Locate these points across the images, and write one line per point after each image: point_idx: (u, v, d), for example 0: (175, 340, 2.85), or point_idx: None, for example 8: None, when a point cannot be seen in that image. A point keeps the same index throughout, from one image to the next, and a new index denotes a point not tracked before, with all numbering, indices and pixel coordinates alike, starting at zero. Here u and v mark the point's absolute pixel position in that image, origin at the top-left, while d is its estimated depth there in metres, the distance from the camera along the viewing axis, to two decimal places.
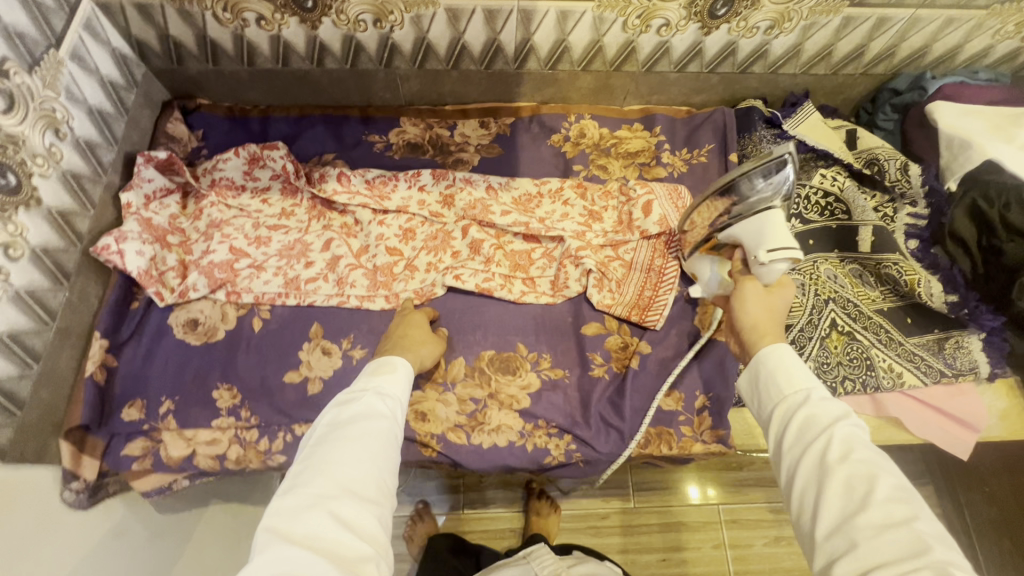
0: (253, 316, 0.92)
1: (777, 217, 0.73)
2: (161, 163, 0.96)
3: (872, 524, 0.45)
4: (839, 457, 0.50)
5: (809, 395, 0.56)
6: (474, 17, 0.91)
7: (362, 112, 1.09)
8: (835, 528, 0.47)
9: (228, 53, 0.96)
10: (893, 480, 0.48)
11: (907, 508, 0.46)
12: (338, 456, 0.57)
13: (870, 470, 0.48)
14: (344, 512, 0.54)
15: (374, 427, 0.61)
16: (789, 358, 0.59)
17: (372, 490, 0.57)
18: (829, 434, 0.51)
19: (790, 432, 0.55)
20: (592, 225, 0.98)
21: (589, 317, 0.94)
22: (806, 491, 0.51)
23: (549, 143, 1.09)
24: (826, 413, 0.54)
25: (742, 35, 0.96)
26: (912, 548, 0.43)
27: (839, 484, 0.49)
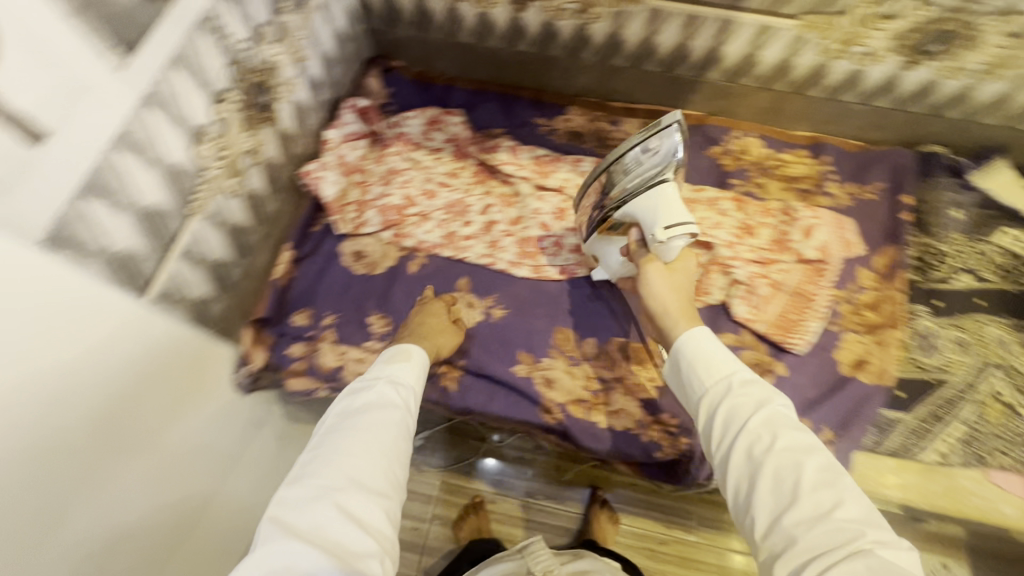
0: (411, 260, 1.00)
1: (670, 188, 0.75)
2: (360, 110, 1.08)
3: (806, 510, 0.50)
4: (767, 448, 0.54)
5: (732, 380, 0.61)
6: (674, 20, 0.94)
7: (534, 96, 1.16)
8: (768, 507, 0.52)
9: (436, 24, 1.07)
10: (824, 464, 0.52)
11: (833, 492, 0.50)
12: (350, 444, 0.61)
13: (795, 455, 0.53)
14: (349, 501, 0.56)
15: (389, 421, 0.65)
16: (705, 343, 0.65)
17: (378, 479, 0.59)
18: (756, 422, 0.56)
19: (715, 419, 0.60)
20: (745, 238, 0.97)
21: (725, 328, 0.93)
22: (740, 481, 0.55)
23: (708, 153, 1.09)
24: (748, 400, 0.58)
25: (946, 76, 0.93)
26: (847, 534, 0.47)
27: (770, 474, 0.53)
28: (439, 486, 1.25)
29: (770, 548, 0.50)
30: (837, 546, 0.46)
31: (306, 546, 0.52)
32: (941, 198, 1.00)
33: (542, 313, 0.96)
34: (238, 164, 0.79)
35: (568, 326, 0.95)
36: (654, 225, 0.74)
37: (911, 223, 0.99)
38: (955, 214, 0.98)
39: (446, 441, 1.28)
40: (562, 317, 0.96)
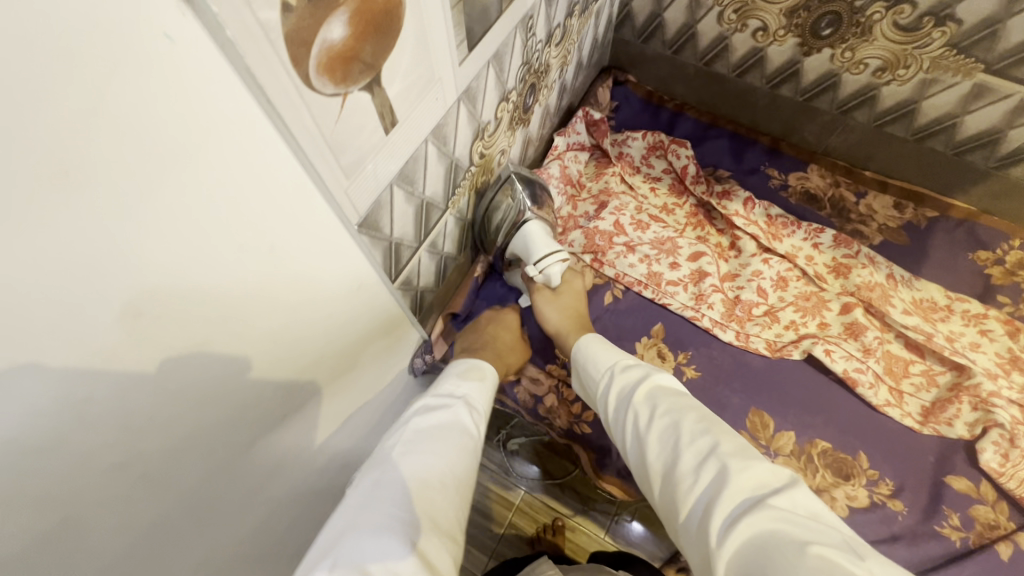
0: (608, 290, 0.94)
1: (536, 228, 0.81)
2: (589, 121, 1.04)
3: (689, 460, 0.52)
4: (649, 416, 0.58)
5: (612, 369, 0.65)
6: (1001, 102, 0.80)
7: (772, 143, 1.05)
8: (658, 459, 0.55)
9: (698, 48, 1.00)
10: (690, 416, 0.55)
11: (709, 436, 0.52)
12: (429, 475, 0.53)
13: (672, 412, 0.56)
14: (425, 536, 0.47)
15: (455, 445, 0.57)
16: (601, 340, 0.71)
17: (446, 522, 0.50)
18: (638, 395, 0.60)
19: (612, 401, 0.63)
20: (1011, 372, 0.82)
21: (961, 469, 0.79)
22: (639, 454, 0.58)
23: (972, 256, 0.93)
24: (629, 376, 0.63)
25: None
26: (723, 473, 0.49)
27: (659, 437, 0.56)
28: (522, 497, 1.19)
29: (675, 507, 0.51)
30: (747, 500, 0.47)
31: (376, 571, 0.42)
32: None
33: (741, 388, 0.86)
34: (492, 162, 0.78)
35: (766, 412, 0.84)
36: (529, 258, 0.81)
37: None
38: None
39: (537, 454, 1.22)
40: (762, 399, 0.86)
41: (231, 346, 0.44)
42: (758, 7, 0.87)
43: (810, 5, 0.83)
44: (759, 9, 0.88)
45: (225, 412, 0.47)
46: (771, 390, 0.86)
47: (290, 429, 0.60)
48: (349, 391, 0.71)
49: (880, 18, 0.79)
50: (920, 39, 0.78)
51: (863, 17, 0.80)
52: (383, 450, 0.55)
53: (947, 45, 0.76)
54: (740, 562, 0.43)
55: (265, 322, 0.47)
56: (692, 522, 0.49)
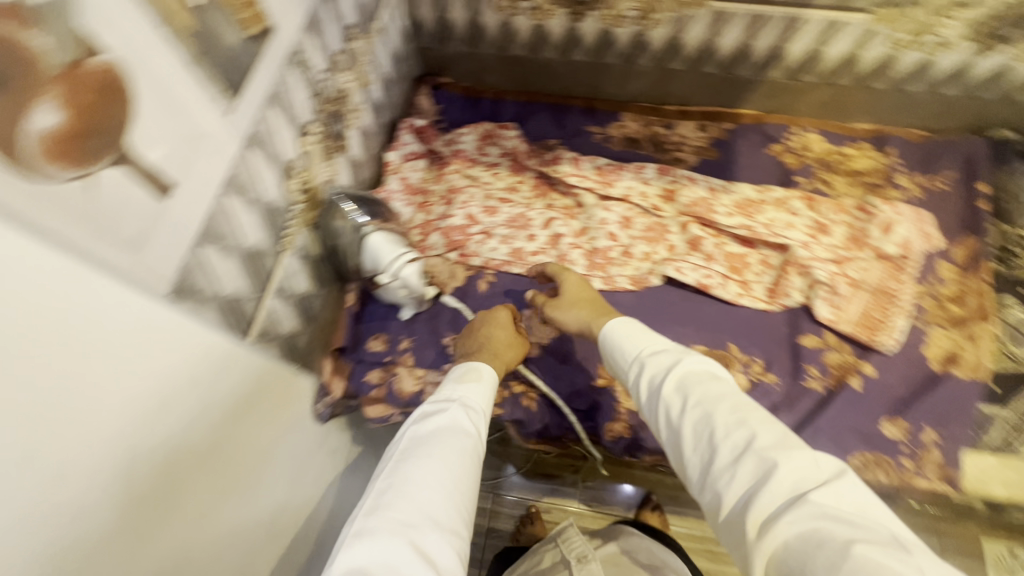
0: (479, 278, 0.99)
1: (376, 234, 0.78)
2: (417, 130, 1.09)
3: (724, 457, 0.49)
4: (681, 409, 0.55)
5: (642, 360, 0.62)
6: (737, 21, 0.93)
7: (586, 104, 1.16)
8: (692, 452, 0.53)
9: (489, 39, 1.06)
10: (727, 407, 0.52)
11: (745, 429, 0.49)
12: (430, 477, 0.54)
13: (706, 403, 0.53)
14: (425, 541, 0.49)
15: (456, 443, 0.58)
16: (637, 328, 0.67)
17: (452, 518, 0.52)
18: (669, 388, 0.57)
19: (642, 391, 0.60)
20: (820, 237, 0.96)
21: (807, 329, 0.92)
22: (670, 444, 0.56)
23: (769, 152, 1.09)
24: (659, 365, 0.60)
25: (1021, 61, 0.91)
26: (763, 469, 0.46)
27: (692, 430, 0.53)
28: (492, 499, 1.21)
29: (710, 501, 0.49)
30: (786, 498, 0.45)
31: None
32: (1016, 185, 0.96)
33: None
34: (319, 196, 0.78)
35: (645, 337, 0.93)
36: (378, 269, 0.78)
37: (987, 212, 0.97)
38: None
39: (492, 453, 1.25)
40: (640, 327, 0.94)
41: (80, 453, 0.43)
42: None
43: None
44: None
45: (109, 516, 0.46)
46: (645, 317, 0.95)
47: (212, 502, 0.59)
48: (260, 464, 0.69)
49: None
50: None
51: None
52: (383, 466, 0.57)
53: None
54: (785, 563, 0.42)
55: (106, 418, 0.45)
56: (731, 516, 0.47)
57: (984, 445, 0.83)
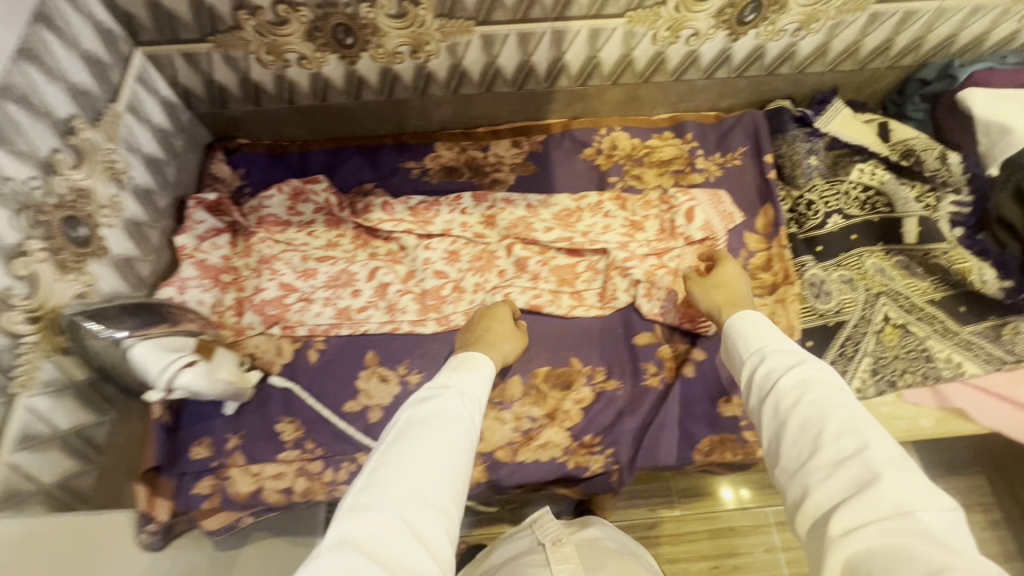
0: (309, 348, 0.94)
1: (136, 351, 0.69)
2: (211, 204, 0.99)
3: (828, 458, 0.52)
4: (793, 402, 0.58)
5: (769, 355, 0.65)
6: (508, 41, 0.92)
7: (396, 140, 1.12)
8: (795, 450, 0.56)
9: (269, 94, 0.99)
10: (846, 409, 0.55)
11: (857, 440, 0.52)
12: (418, 453, 0.56)
13: (823, 404, 0.56)
14: (416, 519, 0.51)
15: (446, 424, 0.60)
16: (760, 324, 0.71)
17: (441, 495, 0.55)
18: (790, 385, 0.60)
19: (760, 378, 0.64)
20: (634, 234, 0.99)
21: (640, 327, 0.94)
22: (774, 439, 0.59)
23: (582, 157, 1.10)
24: (781, 362, 0.63)
25: (770, 39, 0.97)
26: (865, 478, 0.48)
27: (799, 427, 0.56)
28: None
29: (797, 495, 0.53)
30: (876, 511, 0.46)
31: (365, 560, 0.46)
32: (796, 149, 1.03)
33: None
34: (61, 321, 0.69)
35: None
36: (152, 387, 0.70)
37: (777, 179, 1.03)
38: (811, 162, 1.02)
39: None
40: None
41: None
42: (282, 42, 0.88)
43: (318, 24, 0.86)
44: (286, 43, 0.89)
45: None
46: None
47: None
48: None
49: (374, 14, 0.85)
50: (417, 19, 0.86)
51: (363, 19, 0.85)
52: (380, 443, 0.59)
53: (437, 16, 0.86)
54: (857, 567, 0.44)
55: None
56: (812, 521, 0.51)
57: None
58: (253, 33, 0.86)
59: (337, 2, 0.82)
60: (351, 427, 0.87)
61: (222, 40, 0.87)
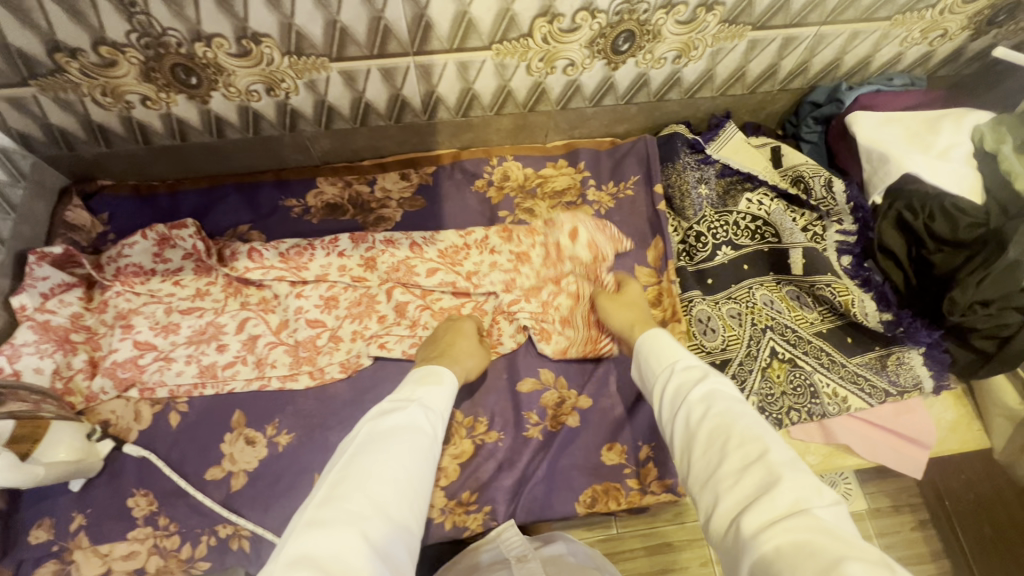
0: (169, 412, 0.87)
1: None
2: (59, 257, 0.91)
3: (734, 465, 0.55)
4: (702, 415, 0.61)
5: (676, 367, 0.68)
6: (371, 76, 0.86)
7: (276, 176, 1.05)
8: (702, 458, 0.59)
9: (119, 135, 0.91)
10: (747, 418, 0.59)
11: (759, 446, 0.55)
12: (377, 470, 0.59)
13: (729, 414, 0.59)
14: (374, 531, 0.54)
15: (403, 442, 0.63)
16: (660, 339, 0.73)
17: (393, 512, 0.58)
18: (697, 398, 0.63)
19: (667, 393, 0.67)
20: (518, 271, 0.95)
21: (524, 373, 0.90)
22: (684, 451, 0.62)
23: (473, 189, 1.05)
24: (690, 376, 0.66)
25: (651, 67, 0.93)
26: (768, 481, 0.51)
27: (708, 437, 0.59)
28: None
29: (708, 503, 0.55)
30: (776, 507, 0.49)
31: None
32: (685, 179, 1.00)
33: (331, 424, 0.87)
34: None
35: None
36: None
37: (667, 210, 1.01)
38: (702, 191, 1.00)
39: None
40: (356, 419, 0.87)
41: None
42: (118, 83, 0.81)
43: (152, 65, 0.78)
44: (122, 84, 0.81)
45: None
46: (360, 405, 0.88)
47: None
48: None
49: (212, 54, 0.78)
50: (263, 57, 0.80)
51: (202, 58, 0.78)
52: (331, 465, 0.61)
53: (284, 54, 0.79)
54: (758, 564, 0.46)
55: None
56: (717, 525, 0.53)
57: None
58: (80, 76, 0.78)
59: (166, 43, 0.75)
60: (209, 498, 0.81)
61: (46, 83, 0.79)
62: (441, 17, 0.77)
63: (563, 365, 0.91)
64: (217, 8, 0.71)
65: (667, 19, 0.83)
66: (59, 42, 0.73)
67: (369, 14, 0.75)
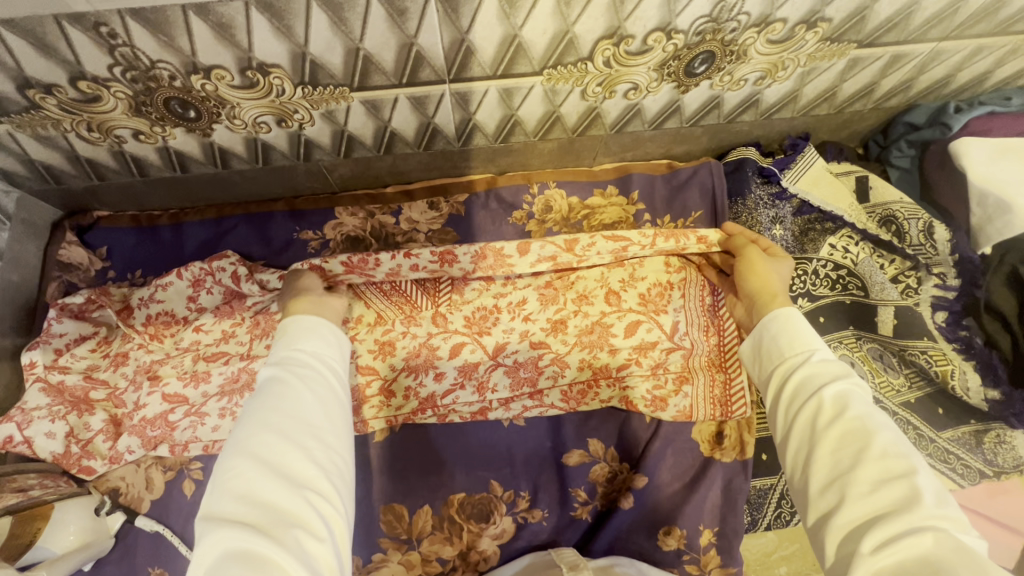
0: (184, 478, 0.80)
1: None
2: (77, 309, 0.84)
3: (870, 475, 0.44)
4: (833, 417, 0.49)
5: (809, 360, 0.55)
6: (399, 105, 0.73)
7: (289, 205, 0.93)
8: (822, 461, 0.47)
9: (111, 168, 0.80)
10: (889, 426, 0.47)
11: (905, 461, 0.44)
12: (274, 409, 0.51)
13: (864, 421, 0.47)
14: (284, 465, 0.47)
15: (298, 382, 0.55)
16: (796, 326, 0.59)
17: (304, 430, 0.51)
18: (827, 398, 0.50)
19: (788, 386, 0.55)
20: (590, 307, 0.84)
21: (571, 443, 0.81)
22: (800, 450, 0.50)
23: (510, 221, 0.93)
24: (827, 372, 0.53)
25: (728, 89, 0.78)
26: (907, 498, 0.41)
27: (836, 440, 0.48)
28: None
29: (825, 507, 0.45)
30: (917, 522, 0.39)
31: (247, 527, 0.42)
32: (758, 218, 0.88)
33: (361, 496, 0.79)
34: None
35: (395, 501, 0.78)
36: None
37: None
38: (776, 234, 0.87)
39: None
40: (388, 491, 0.79)
41: None
42: (104, 118, 0.69)
43: (142, 99, 0.66)
44: (110, 119, 0.69)
45: None
46: (421, 470, 0.80)
47: None
48: None
49: (213, 86, 0.65)
50: (271, 89, 0.67)
51: (200, 91, 0.66)
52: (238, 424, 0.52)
53: (297, 85, 0.67)
54: None
55: None
56: (837, 540, 0.43)
57: (760, 525, 0.80)
58: (60, 111, 0.67)
59: (157, 76, 0.63)
60: None
61: (20, 120, 0.68)
62: (486, 40, 0.63)
63: (616, 435, 0.81)
64: (214, 37, 0.58)
65: (758, 38, 0.68)
66: (30, 78, 0.61)
67: (400, 39, 0.62)
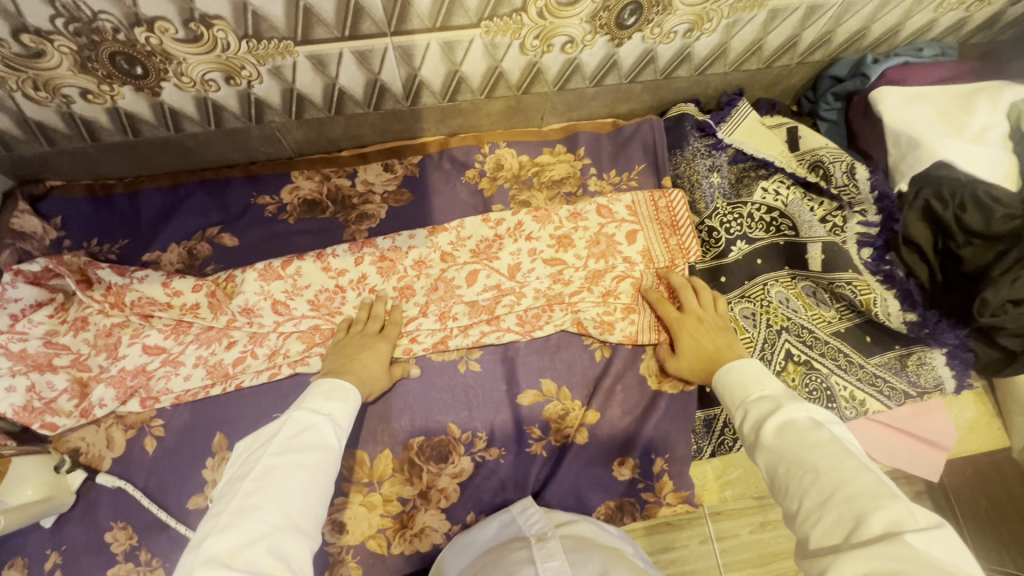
0: (144, 436, 0.80)
1: None
2: (34, 274, 0.84)
3: (814, 499, 0.47)
4: (776, 452, 0.53)
5: (754, 403, 0.60)
6: (344, 60, 0.76)
7: (246, 171, 0.94)
8: (787, 494, 0.50)
9: (62, 133, 0.81)
10: (827, 443, 0.50)
11: (837, 475, 0.47)
12: (303, 486, 0.55)
13: (798, 448, 0.51)
14: (286, 547, 0.50)
15: (323, 462, 0.59)
16: (749, 372, 0.64)
17: (310, 522, 0.54)
18: (768, 434, 0.55)
19: (749, 422, 0.59)
20: (553, 257, 0.89)
21: (525, 384, 0.84)
22: (769, 483, 0.53)
23: (463, 180, 0.95)
24: (767, 407, 0.58)
25: (660, 42, 0.83)
26: (851, 513, 0.44)
27: (785, 472, 0.51)
28: None
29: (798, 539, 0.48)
30: (863, 538, 0.42)
31: None
32: (695, 168, 0.92)
33: None
34: None
35: (355, 448, 0.80)
36: None
37: None
38: (714, 181, 0.92)
39: None
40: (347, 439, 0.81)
41: None
42: (51, 76, 0.70)
43: (87, 54, 0.68)
44: (56, 77, 0.71)
45: None
46: (381, 416, 0.82)
47: None
48: None
49: (157, 40, 0.67)
50: (216, 42, 0.69)
51: (145, 45, 0.68)
52: (250, 467, 0.56)
53: (241, 38, 0.69)
54: None
55: None
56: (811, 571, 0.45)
57: (705, 453, 0.85)
58: (6, 68, 0.68)
59: (100, 29, 0.64)
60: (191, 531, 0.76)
61: None
62: None
63: (566, 374, 0.85)
64: None
65: None
66: None
67: None
